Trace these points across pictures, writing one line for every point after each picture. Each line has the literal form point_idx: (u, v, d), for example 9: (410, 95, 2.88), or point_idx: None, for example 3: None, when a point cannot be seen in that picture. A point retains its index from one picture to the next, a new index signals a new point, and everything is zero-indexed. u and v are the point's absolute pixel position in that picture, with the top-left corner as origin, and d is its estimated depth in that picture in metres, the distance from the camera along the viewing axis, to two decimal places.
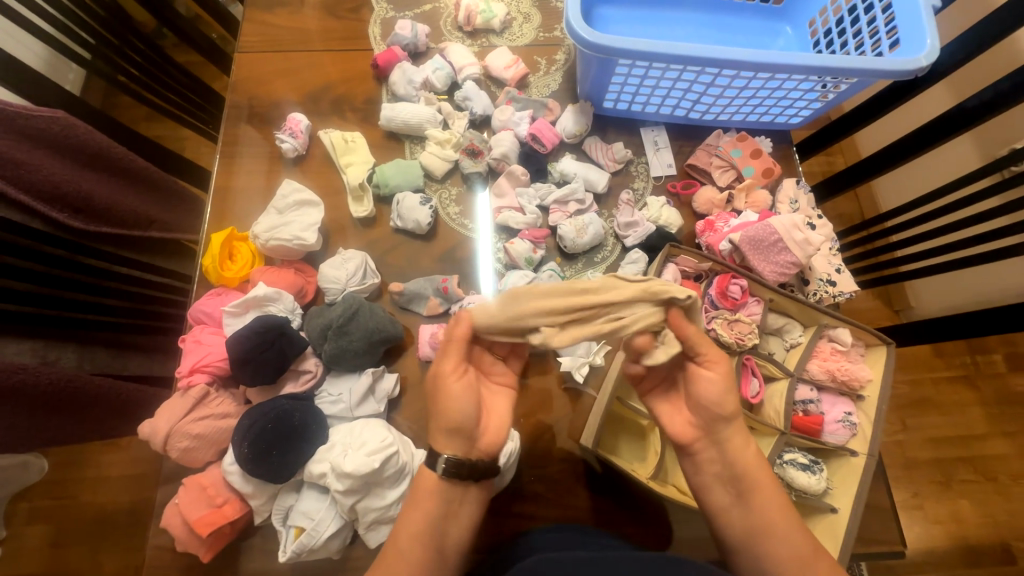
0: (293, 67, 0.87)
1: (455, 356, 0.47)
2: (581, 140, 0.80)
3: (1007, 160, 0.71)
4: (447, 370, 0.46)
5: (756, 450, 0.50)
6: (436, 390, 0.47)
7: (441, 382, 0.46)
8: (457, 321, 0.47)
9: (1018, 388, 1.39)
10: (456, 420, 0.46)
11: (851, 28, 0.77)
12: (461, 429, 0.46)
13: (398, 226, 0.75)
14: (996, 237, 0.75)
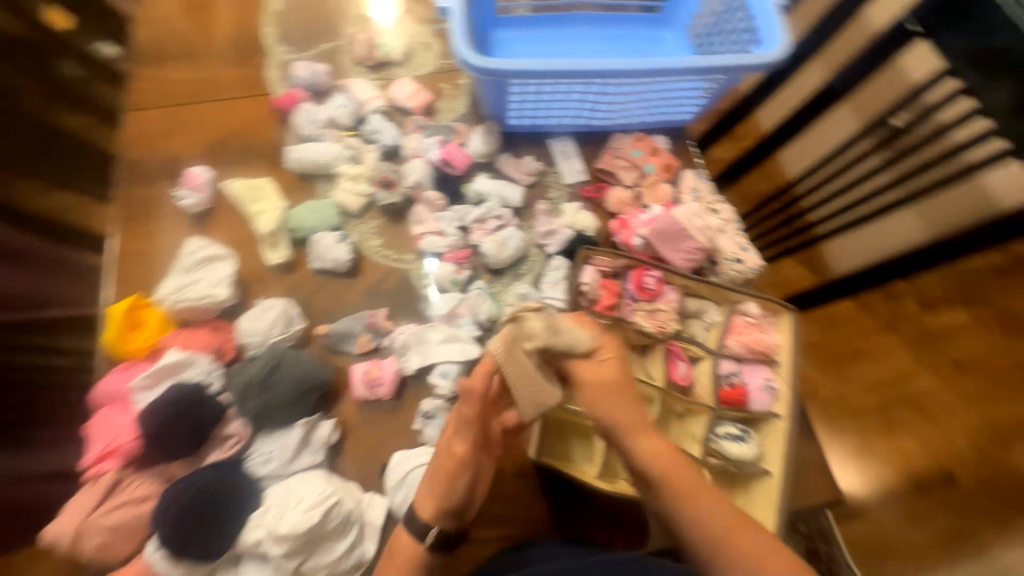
0: (189, 120, 0.84)
1: (465, 437, 0.56)
2: (492, 158, 0.82)
3: (885, 117, 0.80)
4: (457, 451, 0.55)
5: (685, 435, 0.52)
6: (440, 458, 0.56)
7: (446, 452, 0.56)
8: (461, 403, 0.57)
9: (933, 326, 1.53)
10: (450, 495, 0.54)
11: (721, 28, 0.85)
12: (450, 503, 0.54)
13: (319, 268, 0.74)
14: (873, 197, 0.85)
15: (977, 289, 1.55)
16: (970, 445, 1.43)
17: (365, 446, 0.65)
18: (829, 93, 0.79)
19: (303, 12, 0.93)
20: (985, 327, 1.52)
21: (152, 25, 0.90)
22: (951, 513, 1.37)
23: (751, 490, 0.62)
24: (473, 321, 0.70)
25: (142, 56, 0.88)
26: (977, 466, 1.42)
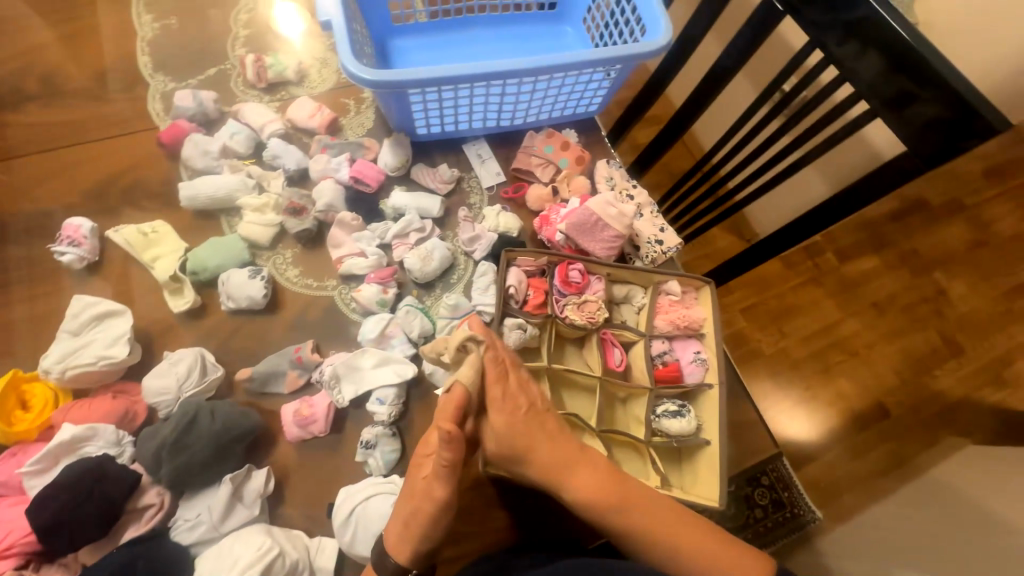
0: (62, 165, 0.76)
1: (445, 482, 0.49)
2: (407, 170, 0.80)
3: (777, 83, 0.82)
4: (442, 497, 0.49)
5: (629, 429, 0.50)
6: (415, 505, 0.51)
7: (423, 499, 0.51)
8: (446, 448, 0.48)
9: (851, 274, 1.66)
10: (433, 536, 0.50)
11: (612, 19, 0.87)
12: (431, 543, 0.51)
13: (233, 308, 0.69)
14: (778, 160, 0.88)
15: (882, 235, 1.71)
16: (896, 376, 1.58)
17: (307, 488, 0.62)
18: (720, 72, 0.83)
19: (184, 38, 0.87)
20: (894, 268, 1.68)
21: (6, 66, 0.81)
22: (887, 441, 1.51)
23: (698, 461, 0.63)
24: (406, 339, 0.68)
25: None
26: (903, 394, 1.56)
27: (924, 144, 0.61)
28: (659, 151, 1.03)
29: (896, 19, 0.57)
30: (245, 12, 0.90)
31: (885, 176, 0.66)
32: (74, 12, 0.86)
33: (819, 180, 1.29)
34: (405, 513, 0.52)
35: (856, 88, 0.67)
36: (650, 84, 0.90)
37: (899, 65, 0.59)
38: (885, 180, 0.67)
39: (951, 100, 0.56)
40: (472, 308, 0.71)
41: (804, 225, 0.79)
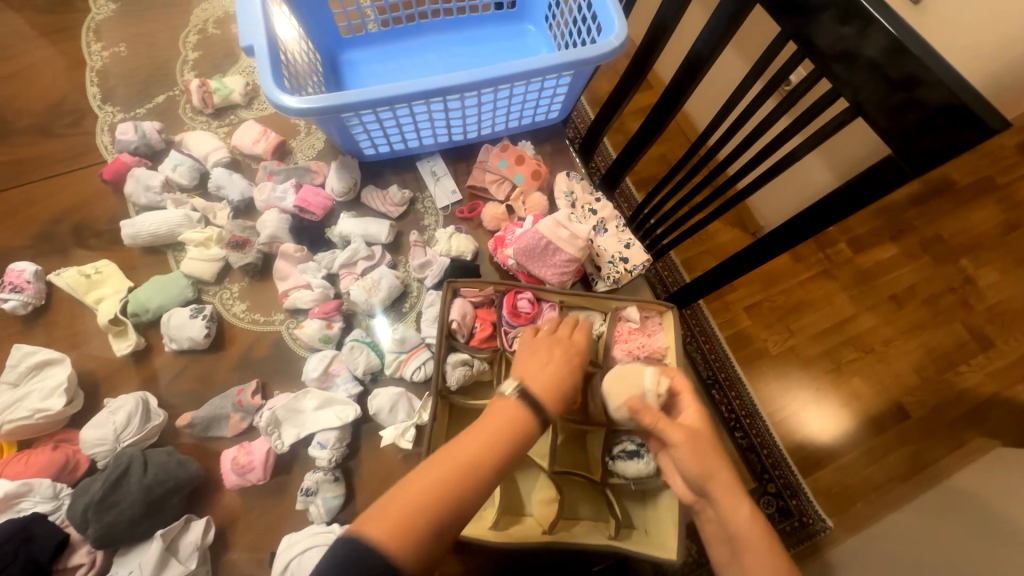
0: (14, 206, 0.75)
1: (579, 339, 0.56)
2: (356, 195, 0.76)
3: (765, 61, 0.67)
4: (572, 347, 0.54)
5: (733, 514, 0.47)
6: (546, 356, 0.52)
7: (552, 367, 0.51)
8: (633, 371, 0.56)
9: (868, 266, 1.54)
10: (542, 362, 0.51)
11: (572, 16, 0.80)
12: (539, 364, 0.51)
13: (176, 348, 0.67)
14: (776, 147, 0.72)
15: (901, 222, 1.58)
16: (918, 374, 1.46)
17: (255, 531, 0.60)
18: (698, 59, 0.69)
19: (132, 65, 0.85)
20: (915, 258, 1.55)
21: None
22: (909, 443, 1.39)
23: (660, 506, 0.58)
24: (351, 376, 0.65)
25: None
26: (926, 393, 1.44)
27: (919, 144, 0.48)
28: (651, 139, 0.86)
29: (874, 5, 0.45)
30: (194, 33, 0.88)
31: (871, 186, 0.54)
32: (24, 47, 0.86)
33: (824, 170, 1.17)
34: (539, 363, 0.51)
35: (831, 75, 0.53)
36: (634, 60, 0.77)
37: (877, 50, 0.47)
38: (868, 193, 0.55)
39: (944, 104, 0.44)
40: (421, 340, 0.67)
41: (799, 226, 0.64)
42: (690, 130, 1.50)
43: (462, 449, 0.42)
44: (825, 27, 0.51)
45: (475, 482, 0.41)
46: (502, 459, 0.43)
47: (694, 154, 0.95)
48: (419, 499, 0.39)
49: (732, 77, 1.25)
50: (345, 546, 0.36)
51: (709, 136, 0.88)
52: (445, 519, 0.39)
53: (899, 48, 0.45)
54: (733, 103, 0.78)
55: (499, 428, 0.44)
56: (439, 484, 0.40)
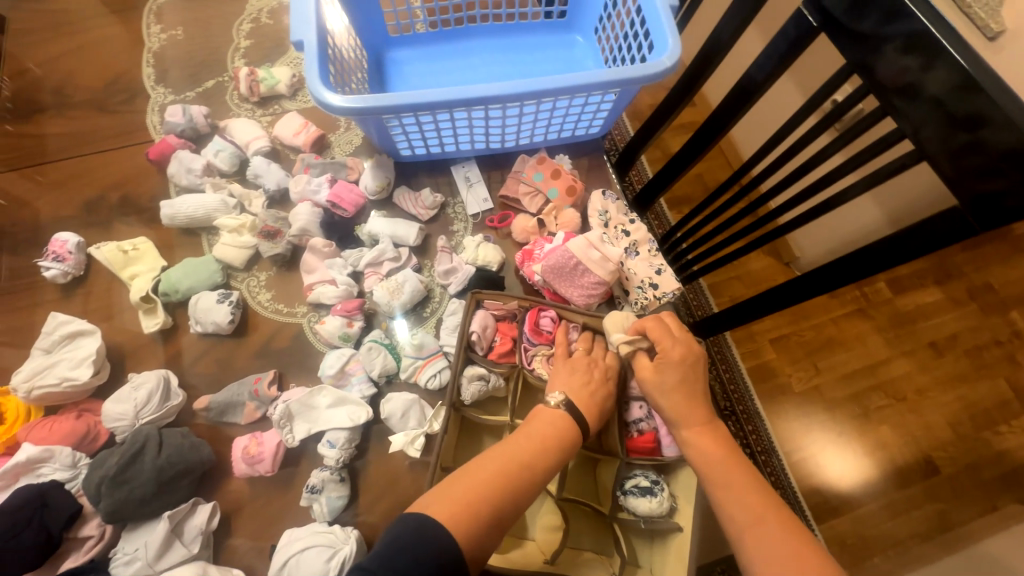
0: (64, 177, 0.79)
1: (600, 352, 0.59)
2: (389, 194, 0.76)
3: (824, 92, 0.63)
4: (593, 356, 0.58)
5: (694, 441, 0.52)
6: (584, 375, 0.55)
7: (589, 385, 0.55)
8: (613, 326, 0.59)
9: (907, 308, 1.45)
10: (579, 372, 0.56)
11: (623, 31, 0.79)
12: (576, 375, 0.55)
13: (201, 331, 0.68)
14: (825, 183, 0.69)
15: (950, 265, 1.49)
16: (952, 429, 1.37)
17: (257, 521, 0.60)
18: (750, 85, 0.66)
19: (186, 49, 0.88)
20: (961, 305, 1.46)
21: (27, 78, 0.85)
22: (934, 501, 1.31)
23: (669, 548, 0.55)
24: (366, 377, 0.65)
25: (15, 113, 0.83)
26: (959, 450, 1.35)
27: (985, 193, 0.44)
28: (691, 164, 0.83)
29: (947, 36, 0.42)
30: (248, 22, 0.90)
31: (921, 233, 0.50)
32: (88, 24, 0.89)
33: (870, 206, 1.12)
34: (576, 380, 0.55)
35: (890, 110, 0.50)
36: (680, 83, 0.76)
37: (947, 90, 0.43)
38: (911, 247, 0.52)
39: (1009, 151, 0.41)
40: (438, 348, 0.67)
41: (834, 274, 0.60)
42: (732, 150, 1.45)
43: (513, 449, 0.47)
44: (885, 56, 0.48)
45: (521, 478, 0.46)
46: (547, 460, 0.48)
47: (733, 183, 0.92)
48: (476, 485, 0.44)
49: (782, 101, 1.20)
50: (408, 519, 0.41)
51: (754, 166, 0.85)
52: (498, 509, 0.44)
53: (966, 86, 0.42)
54: (784, 132, 0.74)
55: (542, 432, 0.49)
56: (493, 475, 0.45)
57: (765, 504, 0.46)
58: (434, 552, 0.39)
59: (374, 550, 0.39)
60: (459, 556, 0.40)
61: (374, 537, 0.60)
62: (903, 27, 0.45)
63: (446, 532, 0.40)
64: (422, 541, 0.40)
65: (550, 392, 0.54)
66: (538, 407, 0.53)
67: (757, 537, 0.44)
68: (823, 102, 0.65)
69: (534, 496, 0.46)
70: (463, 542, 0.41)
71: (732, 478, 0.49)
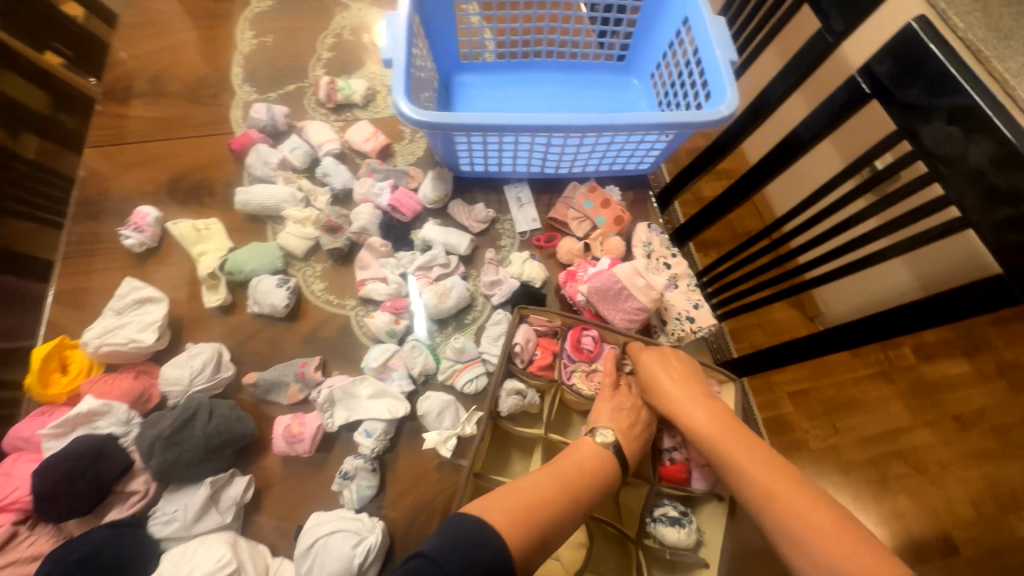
0: (149, 157, 0.85)
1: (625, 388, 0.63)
2: (444, 205, 0.81)
3: (868, 157, 0.66)
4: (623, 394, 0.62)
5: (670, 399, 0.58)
6: (630, 416, 0.59)
7: (633, 427, 0.58)
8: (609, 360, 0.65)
9: (932, 377, 1.43)
10: (624, 419, 0.58)
11: (680, 79, 0.84)
12: (628, 426, 0.58)
13: (257, 311, 0.72)
14: (859, 245, 0.71)
15: (979, 338, 1.46)
16: (974, 509, 1.32)
17: (287, 501, 0.62)
18: (795, 140, 0.69)
19: (274, 55, 0.96)
20: (987, 379, 1.43)
21: (129, 66, 0.94)
22: None
23: None
24: (407, 374, 0.68)
25: (113, 95, 0.91)
26: (981, 531, 1.30)
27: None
28: (724, 212, 0.86)
29: (997, 115, 0.45)
30: (332, 37, 0.98)
31: (959, 299, 0.52)
32: (187, 25, 0.98)
33: (902, 269, 1.13)
34: (622, 419, 0.58)
35: (934, 175, 0.52)
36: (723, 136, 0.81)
37: (991, 165, 0.46)
38: (950, 311, 0.53)
39: None
40: (478, 354, 0.69)
41: (864, 331, 0.62)
42: (765, 202, 1.49)
43: (562, 475, 0.50)
44: (931, 125, 0.51)
45: (566, 502, 0.48)
46: (593, 489, 0.51)
47: (763, 236, 0.95)
48: (528, 502, 0.46)
49: (818, 159, 1.24)
50: (464, 527, 0.43)
51: (785, 223, 0.89)
52: (546, 530, 0.46)
53: (1009, 158, 0.44)
54: (824, 191, 0.77)
55: (584, 461, 0.52)
56: (543, 495, 0.47)
57: (713, 422, 0.55)
58: (488, 560, 0.41)
59: (432, 541, 0.42)
60: (509, 564, 0.42)
61: (396, 532, 0.61)
62: (952, 102, 0.48)
63: (499, 537, 0.43)
64: (478, 542, 0.42)
65: (598, 426, 0.57)
66: (581, 439, 0.56)
67: (743, 480, 0.51)
68: (864, 167, 0.68)
69: (570, 525, 0.48)
70: (514, 554, 0.43)
71: (712, 431, 0.54)
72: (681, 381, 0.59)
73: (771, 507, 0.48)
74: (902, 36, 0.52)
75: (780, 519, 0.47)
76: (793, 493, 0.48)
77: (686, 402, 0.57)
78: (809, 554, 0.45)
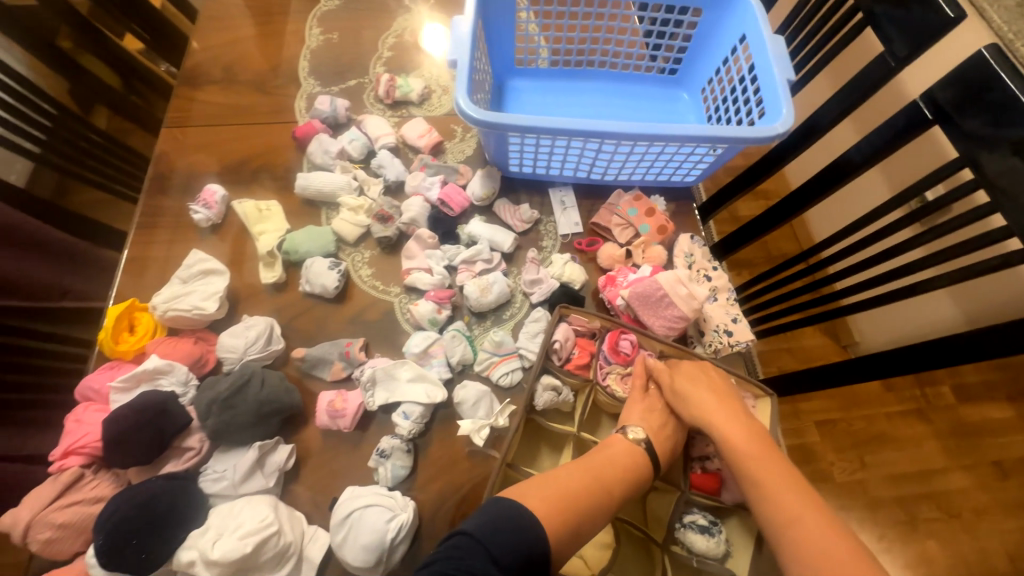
0: (218, 139, 0.91)
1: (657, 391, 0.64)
2: (490, 203, 0.84)
3: (920, 186, 0.65)
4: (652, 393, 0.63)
5: (700, 401, 0.59)
6: (661, 416, 0.60)
7: (664, 426, 0.60)
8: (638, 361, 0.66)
9: (972, 419, 1.36)
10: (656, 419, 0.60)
11: (732, 96, 0.85)
12: (660, 426, 0.59)
13: (308, 291, 0.76)
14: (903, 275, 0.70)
15: None
16: (1010, 562, 1.25)
17: (323, 473, 0.65)
18: (845, 163, 0.69)
19: (338, 51, 1.01)
20: None
21: (204, 53, 1.00)
22: None
23: None
24: (445, 362, 0.70)
25: (189, 80, 0.98)
26: None
27: None
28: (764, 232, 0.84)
29: None
30: (393, 37, 1.02)
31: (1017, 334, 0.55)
32: (260, 18, 1.04)
33: (947, 303, 1.09)
34: (653, 420, 0.60)
35: (994, 206, 0.52)
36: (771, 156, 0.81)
37: None
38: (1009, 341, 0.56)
39: None
40: (515, 349, 0.71)
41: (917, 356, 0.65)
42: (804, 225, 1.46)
43: (593, 470, 0.52)
44: (994, 155, 0.50)
45: (602, 495, 0.51)
46: (624, 483, 0.53)
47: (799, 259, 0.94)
48: (565, 492, 0.49)
49: (864, 186, 1.22)
50: (505, 508, 0.46)
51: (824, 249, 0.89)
52: (582, 520, 0.48)
53: None
54: (870, 218, 0.77)
55: (617, 458, 0.55)
56: (580, 488, 0.50)
57: (728, 416, 0.57)
58: (526, 544, 0.44)
59: (473, 521, 0.45)
60: (546, 548, 0.45)
61: (424, 514, 0.63)
62: (1020, 132, 0.48)
63: (538, 523, 0.46)
64: (517, 526, 0.45)
65: (629, 424, 0.59)
66: (613, 436, 0.58)
67: (751, 476, 0.53)
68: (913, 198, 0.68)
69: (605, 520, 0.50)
70: (551, 541, 0.46)
71: (728, 429, 0.56)
72: (706, 382, 0.60)
73: (778, 505, 0.50)
74: (969, 64, 0.51)
75: (785, 518, 0.49)
76: (798, 495, 0.50)
77: (713, 406, 0.58)
78: (805, 549, 0.46)
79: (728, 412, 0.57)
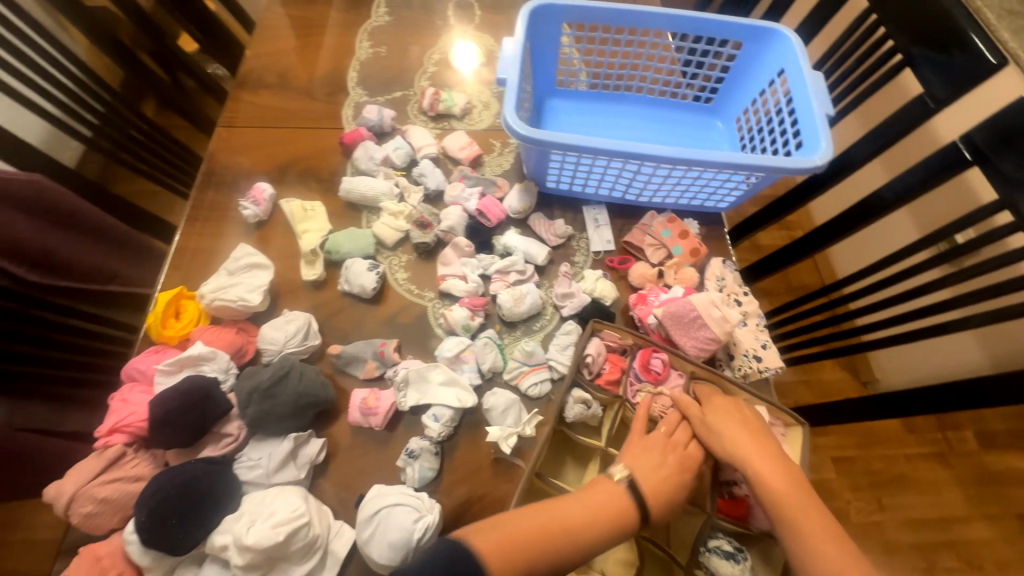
0: (269, 140, 0.96)
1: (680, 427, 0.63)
2: (526, 216, 0.86)
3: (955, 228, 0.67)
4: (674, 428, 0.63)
5: (734, 436, 0.59)
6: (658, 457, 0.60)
7: (660, 467, 0.59)
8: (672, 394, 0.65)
9: (996, 468, 1.32)
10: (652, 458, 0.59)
11: (768, 127, 0.87)
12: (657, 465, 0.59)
13: (346, 290, 0.78)
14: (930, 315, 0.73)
15: None
16: None
17: (350, 470, 0.66)
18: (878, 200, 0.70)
19: (386, 63, 1.06)
20: None
21: (259, 58, 1.06)
22: None
23: None
24: (476, 368, 0.71)
25: (244, 83, 1.03)
26: None
27: None
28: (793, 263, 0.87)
29: None
30: (439, 53, 1.07)
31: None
32: (315, 28, 1.09)
33: (975, 346, 1.08)
34: (647, 461, 0.59)
35: None
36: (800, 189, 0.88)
37: None
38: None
39: None
40: (545, 360, 0.72)
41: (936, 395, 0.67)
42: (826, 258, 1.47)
43: (556, 512, 0.53)
44: None
45: (564, 540, 0.52)
46: (599, 532, 0.53)
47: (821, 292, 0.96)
48: (519, 535, 0.50)
49: (892, 223, 1.22)
50: (453, 547, 0.48)
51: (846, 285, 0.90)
52: (535, 563, 0.49)
53: None
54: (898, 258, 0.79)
55: (593, 502, 0.55)
56: (540, 530, 0.51)
57: (761, 452, 0.58)
58: None
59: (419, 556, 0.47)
60: None
61: (448, 518, 0.64)
62: None
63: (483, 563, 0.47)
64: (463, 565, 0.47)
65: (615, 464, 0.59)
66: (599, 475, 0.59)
67: (785, 518, 0.54)
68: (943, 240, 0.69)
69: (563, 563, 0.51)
70: None
71: (760, 465, 0.57)
72: (739, 416, 0.61)
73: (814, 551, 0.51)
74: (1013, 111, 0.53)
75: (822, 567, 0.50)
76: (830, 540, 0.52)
77: (747, 439, 0.59)
78: None
79: (763, 449, 0.58)
